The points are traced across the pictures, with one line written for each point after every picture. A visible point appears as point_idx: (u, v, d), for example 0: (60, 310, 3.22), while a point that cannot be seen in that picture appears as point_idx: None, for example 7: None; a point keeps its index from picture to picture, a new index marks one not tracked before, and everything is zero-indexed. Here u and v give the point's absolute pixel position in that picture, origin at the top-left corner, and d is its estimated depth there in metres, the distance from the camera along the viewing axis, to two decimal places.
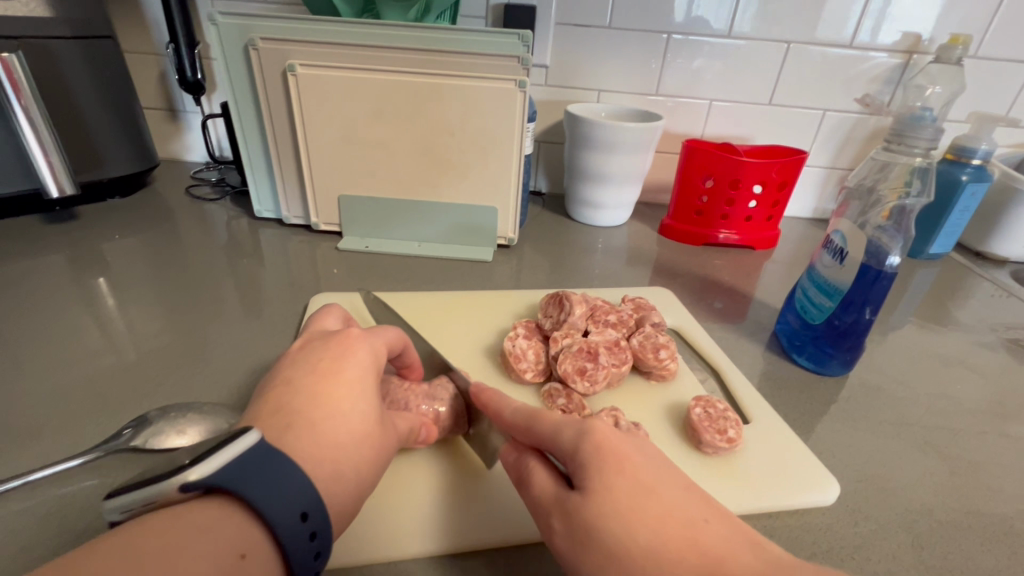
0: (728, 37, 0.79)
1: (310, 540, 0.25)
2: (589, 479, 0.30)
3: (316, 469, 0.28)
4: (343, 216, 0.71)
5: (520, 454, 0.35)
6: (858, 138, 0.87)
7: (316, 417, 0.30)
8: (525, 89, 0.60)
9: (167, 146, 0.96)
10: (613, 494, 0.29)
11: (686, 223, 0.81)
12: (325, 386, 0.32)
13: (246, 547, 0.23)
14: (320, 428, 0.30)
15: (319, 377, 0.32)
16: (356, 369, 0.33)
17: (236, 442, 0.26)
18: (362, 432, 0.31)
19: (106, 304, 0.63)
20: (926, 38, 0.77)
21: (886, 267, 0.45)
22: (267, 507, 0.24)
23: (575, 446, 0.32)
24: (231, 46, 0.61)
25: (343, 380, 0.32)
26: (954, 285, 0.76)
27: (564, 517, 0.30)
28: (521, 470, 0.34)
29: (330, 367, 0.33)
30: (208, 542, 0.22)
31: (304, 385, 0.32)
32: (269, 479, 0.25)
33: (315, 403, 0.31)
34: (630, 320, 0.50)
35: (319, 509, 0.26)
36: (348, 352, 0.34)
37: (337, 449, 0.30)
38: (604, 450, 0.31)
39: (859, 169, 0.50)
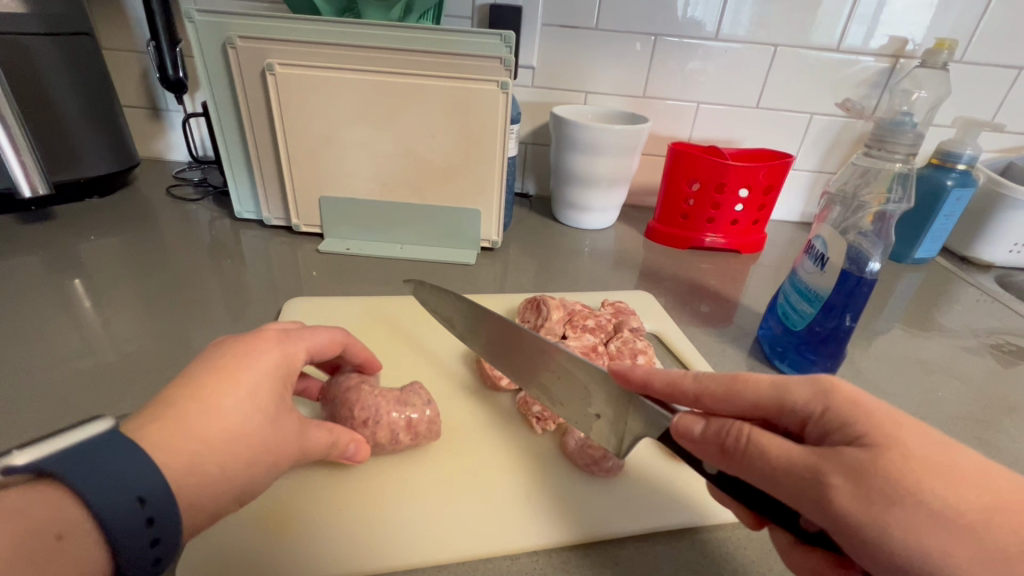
0: (716, 40, 0.79)
1: (148, 531, 0.24)
2: (861, 437, 0.26)
3: (172, 465, 0.27)
4: (324, 218, 0.70)
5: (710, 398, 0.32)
6: (845, 143, 0.86)
7: (192, 416, 0.29)
8: (507, 91, 0.60)
9: (149, 145, 0.95)
10: (909, 445, 0.25)
11: (672, 227, 0.80)
12: (213, 381, 0.31)
13: (65, 528, 0.23)
14: (191, 424, 0.29)
15: (215, 374, 0.31)
16: (257, 369, 0.33)
17: (86, 428, 0.26)
18: (240, 426, 0.30)
19: (78, 306, 0.62)
20: (912, 42, 0.77)
21: (867, 273, 0.45)
22: (95, 493, 0.23)
23: (815, 405, 0.28)
24: (208, 44, 0.60)
25: (238, 380, 0.32)
26: (940, 290, 0.76)
27: (836, 476, 0.25)
28: (731, 437, 0.29)
29: (230, 364, 0.32)
30: (21, 519, 0.22)
31: (195, 379, 0.31)
32: (102, 461, 0.24)
33: (199, 399, 0.30)
34: (607, 326, 0.50)
35: (163, 502, 0.25)
36: (253, 352, 0.33)
37: (209, 450, 0.29)
38: (862, 406, 0.27)
39: (841, 174, 0.49)
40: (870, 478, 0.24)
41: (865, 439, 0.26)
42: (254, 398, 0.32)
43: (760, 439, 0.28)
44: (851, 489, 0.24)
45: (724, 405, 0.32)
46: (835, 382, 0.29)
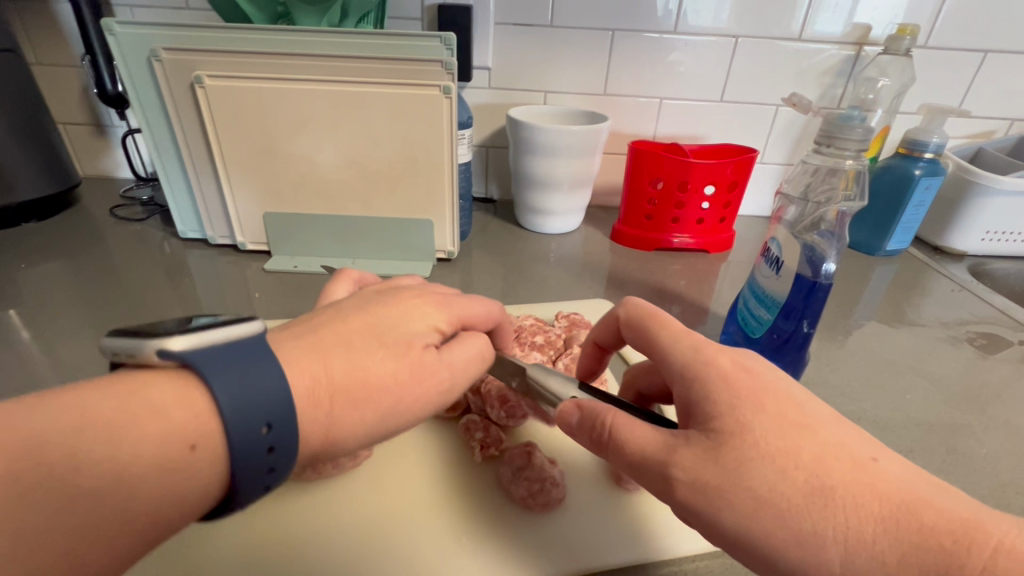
0: (676, 33, 0.77)
1: (267, 472, 0.24)
2: (711, 423, 0.28)
3: (300, 385, 0.27)
4: (270, 235, 0.67)
5: (586, 409, 0.33)
6: (812, 134, 0.84)
7: (334, 350, 0.29)
8: (450, 95, 0.57)
9: (95, 163, 0.91)
10: (753, 430, 0.27)
11: (637, 228, 0.78)
12: (366, 322, 0.31)
13: (196, 440, 0.23)
14: (334, 358, 0.29)
15: (362, 328, 0.31)
16: (403, 327, 0.32)
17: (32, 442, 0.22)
18: (374, 384, 0.29)
19: (10, 337, 0.58)
20: (875, 29, 0.75)
21: (822, 276, 0.42)
22: (231, 407, 0.23)
23: (683, 385, 0.30)
24: (132, 58, 0.57)
25: (384, 333, 0.31)
26: (911, 283, 0.74)
27: (680, 465, 0.28)
28: (598, 428, 0.32)
29: (375, 315, 0.32)
30: (163, 419, 0.23)
31: (343, 319, 0.31)
32: (250, 370, 0.24)
33: (341, 342, 0.30)
34: (558, 340, 0.47)
35: (287, 426, 0.24)
36: (408, 307, 0.33)
37: (347, 387, 0.28)
38: (734, 385, 0.29)
39: (793, 173, 0.47)
40: (711, 468, 0.27)
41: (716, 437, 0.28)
42: (403, 347, 0.31)
43: (619, 430, 0.31)
44: (695, 465, 0.27)
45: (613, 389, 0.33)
46: (714, 357, 0.30)
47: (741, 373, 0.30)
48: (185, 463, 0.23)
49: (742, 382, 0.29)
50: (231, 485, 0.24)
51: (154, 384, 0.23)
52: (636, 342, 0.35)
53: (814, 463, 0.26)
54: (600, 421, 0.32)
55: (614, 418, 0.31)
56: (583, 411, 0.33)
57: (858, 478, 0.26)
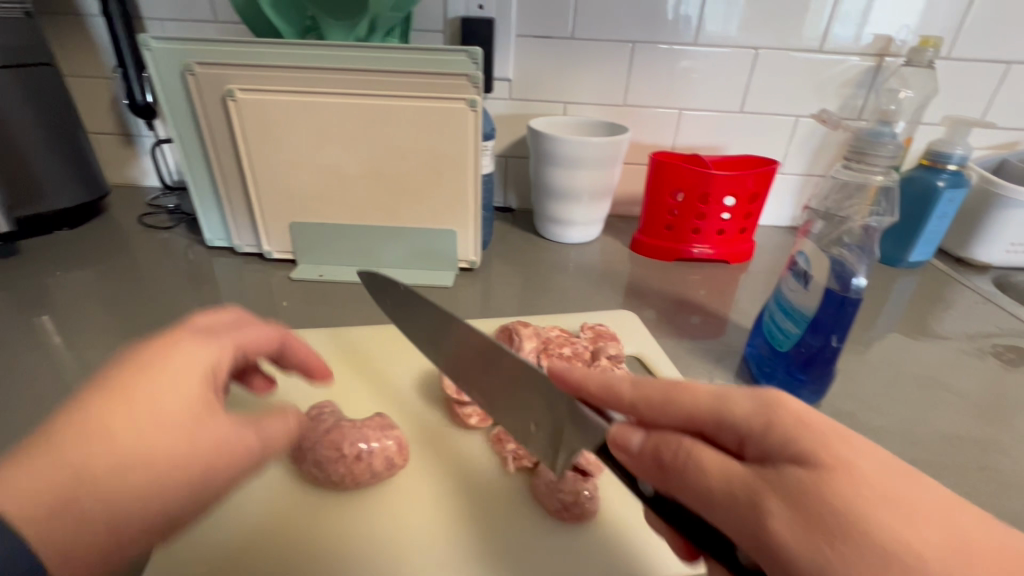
0: (695, 44, 0.77)
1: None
2: (803, 461, 0.23)
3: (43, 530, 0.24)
4: (296, 244, 0.68)
5: (652, 434, 0.28)
6: (833, 145, 0.84)
7: (80, 447, 0.25)
8: (476, 108, 0.58)
9: (122, 171, 0.93)
10: (856, 474, 0.22)
11: (657, 238, 0.78)
12: (121, 399, 0.27)
13: None
14: (90, 458, 0.25)
15: (120, 386, 0.27)
16: (176, 370, 0.29)
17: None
18: (151, 445, 0.27)
19: (44, 344, 0.60)
20: (897, 40, 0.75)
21: (852, 291, 0.42)
22: None
23: (756, 422, 0.25)
24: (166, 71, 0.58)
25: (157, 392, 0.28)
26: (934, 294, 0.74)
27: (770, 501, 0.23)
28: (667, 453, 0.27)
29: (136, 375, 0.28)
30: None
31: (98, 398, 0.27)
32: None
33: (94, 426, 0.26)
34: (585, 353, 0.48)
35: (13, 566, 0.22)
36: (167, 353, 0.30)
37: (97, 475, 0.25)
38: (817, 429, 0.24)
39: (821, 188, 0.47)
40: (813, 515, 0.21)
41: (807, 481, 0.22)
42: (184, 412, 0.28)
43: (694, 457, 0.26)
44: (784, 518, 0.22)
45: (665, 413, 0.29)
46: (785, 395, 0.25)
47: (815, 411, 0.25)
48: None
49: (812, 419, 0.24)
50: None
51: None
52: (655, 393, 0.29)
53: (939, 520, 0.21)
54: (667, 449, 0.27)
55: (690, 442, 0.27)
56: (647, 434, 0.29)
57: (989, 541, 0.20)
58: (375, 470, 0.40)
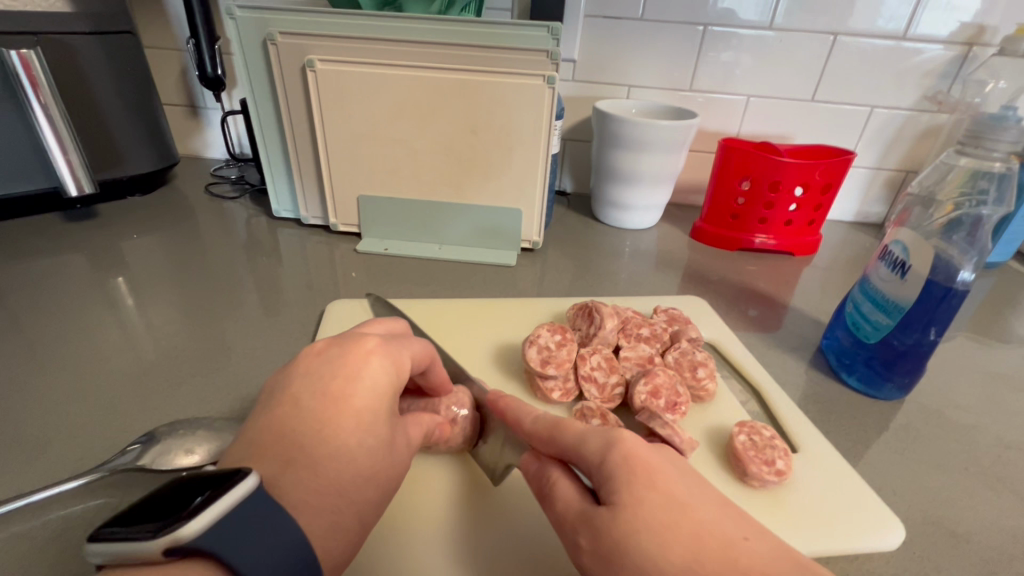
0: (770, 28, 0.74)
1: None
2: (615, 491, 0.29)
3: (303, 516, 0.26)
4: (363, 218, 0.69)
5: (542, 464, 0.34)
6: (908, 137, 0.81)
7: (319, 457, 0.27)
8: (553, 85, 0.57)
9: (187, 142, 0.95)
10: (643, 506, 0.28)
11: (720, 227, 0.76)
12: (334, 409, 0.29)
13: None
14: (324, 468, 0.27)
15: (329, 398, 0.29)
16: (376, 382, 0.30)
17: (234, 489, 0.23)
18: (367, 469, 0.29)
19: (124, 303, 0.62)
20: (988, 28, 0.71)
21: (957, 284, 0.40)
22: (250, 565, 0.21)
23: (601, 455, 0.30)
24: (249, 41, 0.59)
25: (357, 406, 0.29)
26: (1014, 296, 0.70)
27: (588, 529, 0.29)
28: (544, 482, 0.33)
29: (342, 385, 0.30)
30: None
31: (311, 408, 0.29)
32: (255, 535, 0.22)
33: (319, 435, 0.28)
34: (663, 335, 0.47)
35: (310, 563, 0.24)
36: (362, 366, 0.31)
37: (324, 495, 0.27)
38: (632, 463, 0.29)
39: (926, 173, 0.46)
40: (606, 538, 0.28)
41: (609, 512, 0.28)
42: (377, 425, 0.30)
43: (556, 487, 0.32)
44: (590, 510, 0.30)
45: (552, 442, 0.34)
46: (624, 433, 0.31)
47: (643, 445, 0.30)
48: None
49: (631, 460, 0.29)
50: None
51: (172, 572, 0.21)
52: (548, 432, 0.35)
53: (701, 540, 0.26)
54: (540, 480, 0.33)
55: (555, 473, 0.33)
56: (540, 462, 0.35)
57: (726, 558, 0.26)
58: (465, 436, 0.40)
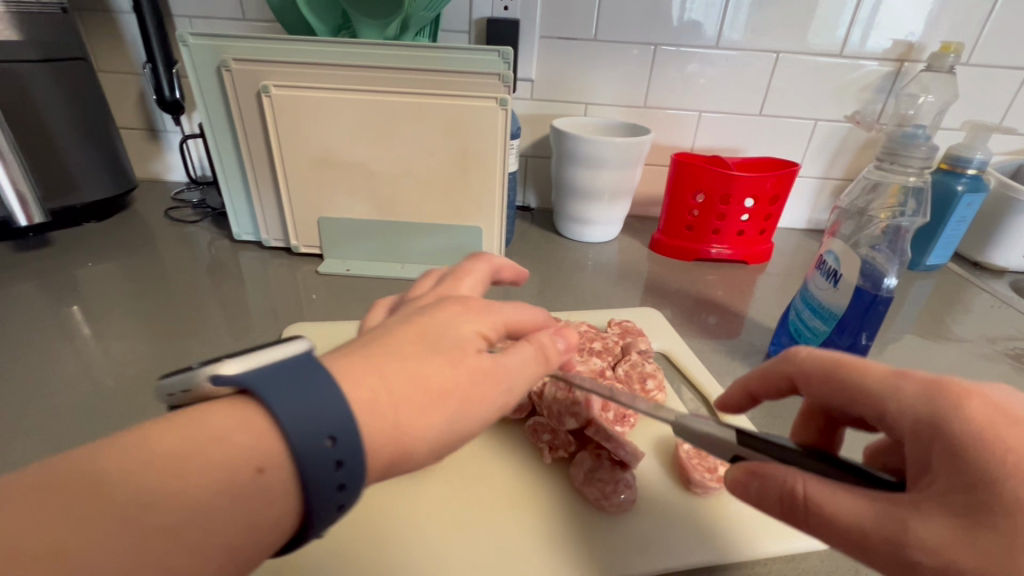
0: (716, 47, 0.78)
1: (337, 490, 0.21)
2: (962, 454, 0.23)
3: (366, 420, 0.23)
4: (324, 239, 0.69)
5: (764, 480, 0.27)
6: (851, 148, 0.85)
7: (390, 364, 0.26)
8: (506, 107, 0.59)
9: (147, 166, 0.94)
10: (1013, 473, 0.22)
11: (677, 238, 0.79)
12: (423, 343, 0.28)
13: (262, 460, 0.21)
14: (387, 368, 0.26)
15: (416, 331, 0.28)
16: (468, 318, 0.30)
17: (280, 349, 0.24)
18: (433, 390, 0.26)
19: (77, 332, 0.61)
20: (917, 45, 0.76)
21: (882, 291, 0.43)
22: (288, 422, 0.21)
23: (921, 420, 0.25)
24: (203, 68, 0.59)
25: (441, 339, 0.28)
26: (952, 297, 0.74)
27: (917, 521, 0.23)
28: (788, 497, 0.26)
29: (427, 323, 0.29)
30: (219, 444, 0.21)
31: (399, 338, 0.28)
32: (297, 388, 0.22)
33: (403, 357, 0.26)
34: (615, 348, 0.49)
35: (349, 437, 0.22)
36: (452, 314, 0.30)
37: (407, 391, 0.25)
38: (991, 430, 0.23)
39: (852, 188, 0.48)
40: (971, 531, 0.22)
41: (955, 567, 0.22)
42: (457, 353, 0.28)
43: (818, 497, 0.25)
44: (941, 539, 0.22)
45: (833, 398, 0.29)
46: (966, 394, 0.24)
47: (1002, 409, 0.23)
48: (254, 485, 0.21)
49: (1012, 438, 0.22)
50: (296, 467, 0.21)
51: (207, 414, 0.22)
52: (816, 368, 0.30)
53: None
54: (789, 487, 0.26)
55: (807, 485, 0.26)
56: (758, 477, 0.28)
57: None
58: None
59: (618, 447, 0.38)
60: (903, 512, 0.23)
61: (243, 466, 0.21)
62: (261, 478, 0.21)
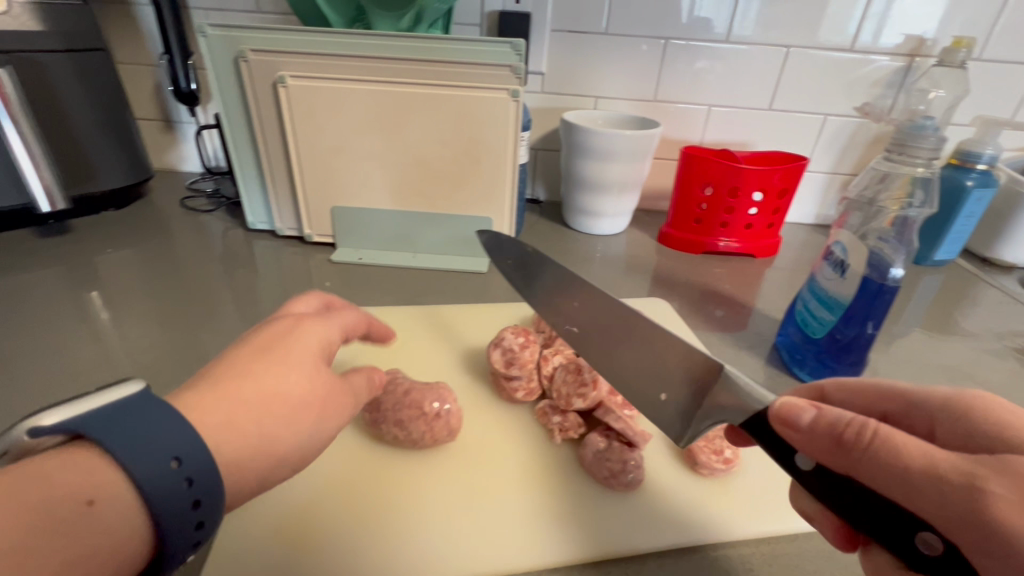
0: (727, 41, 0.78)
1: (193, 507, 0.23)
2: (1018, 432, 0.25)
3: (219, 437, 0.26)
4: (337, 228, 0.70)
5: (825, 415, 0.28)
6: (860, 143, 0.85)
7: (238, 386, 0.28)
8: (518, 98, 0.60)
9: (162, 157, 0.96)
10: None
11: (686, 231, 0.79)
12: (258, 360, 0.30)
13: (97, 493, 0.21)
14: (241, 390, 0.28)
15: (258, 349, 0.31)
16: (310, 337, 0.33)
17: (112, 392, 0.24)
18: (279, 399, 0.29)
19: (95, 317, 0.62)
20: (928, 40, 0.76)
21: (889, 280, 0.43)
22: (126, 454, 0.22)
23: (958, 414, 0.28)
24: (220, 58, 0.61)
25: (288, 354, 0.31)
26: (960, 292, 0.75)
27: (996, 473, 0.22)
28: (849, 428, 0.27)
29: (268, 340, 0.32)
30: (47, 486, 0.21)
31: (240, 356, 0.30)
32: (126, 423, 0.23)
33: (239, 372, 0.29)
34: None
35: (200, 458, 0.23)
36: (292, 329, 0.33)
37: (264, 410, 0.28)
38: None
39: (860, 179, 0.48)
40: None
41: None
42: (297, 360, 0.31)
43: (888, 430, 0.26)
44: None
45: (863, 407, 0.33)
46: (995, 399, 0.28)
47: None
48: (87, 519, 0.21)
49: None
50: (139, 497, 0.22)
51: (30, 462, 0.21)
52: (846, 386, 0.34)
53: None
54: (855, 420, 0.27)
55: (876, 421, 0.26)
56: (819, 412, 0.28)
57: None
58: (451, 428, 0.41)
59: (628, 428, 0.39)
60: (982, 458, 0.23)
61: (74, 499, 0.21)
62: (92, 510, 0.21)
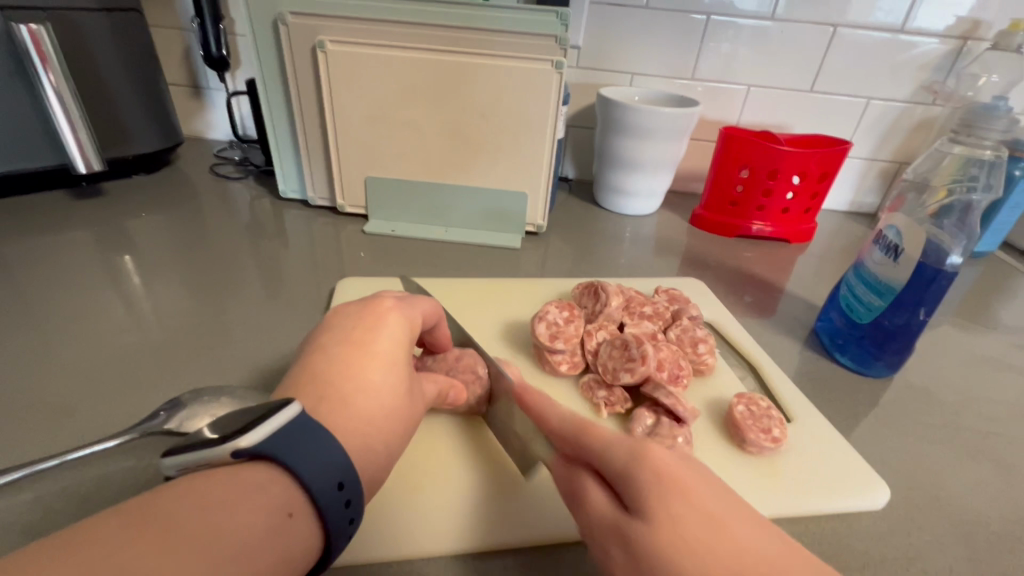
0: (772, 19, 0.76)
1: (349, 523, 0.25)
2: (641, 495, 0.27)
3: (348, 442, 0.28)
4: (370, 199, 0.70)
5: (570, 469, 0.32)
6: (902, 129, 0.83)
7: (354, 394, 0.30)
8: (561, 71, 0.58)
9: (188, 123, 0.95)
10: (677, 515, 0.26)
11: (719, 214, 0.78)
12: (359, 359, 0.31)
13: (291, 507, 0.23)
14: (354, 401, 0.30)
15: (352, 346, 0.32)
16: (392, 334, 0.34)
17: (283, 413, 0.25)
18: (392, 407, 0.31)
19: (130, 281, 0.63)
20: (982, 24, 0.73)
21: (946, 267, 0.42)
22: (312, 475, 0.24)
23: (629, 466, 0.28)
24: (259, 21, 0.59)
25: (378, 347, 0.32)
26: (998, 283, 0.73)
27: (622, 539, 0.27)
28: (574, 484, 0.31)
29: (363, 332, 0.33)
30: (254, 497, 0.22)
31: (336, 354, 0.32)
32: (308, 444, 0.25)
33: (346, 375, 0.30)
34: (665, 313, 0.49)
35: (354, 479, 0.26)
36: (381, 319, 0.34)
37: (376, 416, 0.30)
38: (665, 474, 0.27)
39: (919, 160, 0.48)
40: (641, 554, 0.26)
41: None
42: (393, 359, 0.33)
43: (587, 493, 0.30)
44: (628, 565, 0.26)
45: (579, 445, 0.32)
46: (649, 448, 0.28)
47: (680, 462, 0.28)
48: (286, 529, 0.23)
49: (674, 479, 0.27)
50: (318, 513, 0.24)
51: (234, 476, 0.23)
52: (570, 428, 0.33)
53: (700, 529, 0.25)
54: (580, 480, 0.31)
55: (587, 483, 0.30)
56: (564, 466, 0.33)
57: (732, 553, 0.24)
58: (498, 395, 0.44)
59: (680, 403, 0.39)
60: (620, 528, 0.27)
61: (279, 511, 0.23)
62: (291, 522, 0.23)
